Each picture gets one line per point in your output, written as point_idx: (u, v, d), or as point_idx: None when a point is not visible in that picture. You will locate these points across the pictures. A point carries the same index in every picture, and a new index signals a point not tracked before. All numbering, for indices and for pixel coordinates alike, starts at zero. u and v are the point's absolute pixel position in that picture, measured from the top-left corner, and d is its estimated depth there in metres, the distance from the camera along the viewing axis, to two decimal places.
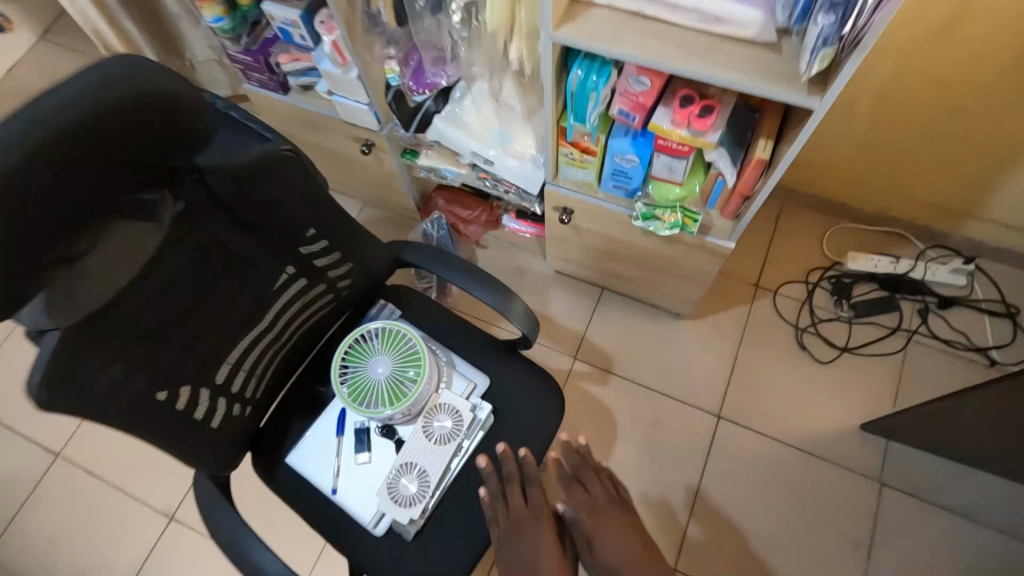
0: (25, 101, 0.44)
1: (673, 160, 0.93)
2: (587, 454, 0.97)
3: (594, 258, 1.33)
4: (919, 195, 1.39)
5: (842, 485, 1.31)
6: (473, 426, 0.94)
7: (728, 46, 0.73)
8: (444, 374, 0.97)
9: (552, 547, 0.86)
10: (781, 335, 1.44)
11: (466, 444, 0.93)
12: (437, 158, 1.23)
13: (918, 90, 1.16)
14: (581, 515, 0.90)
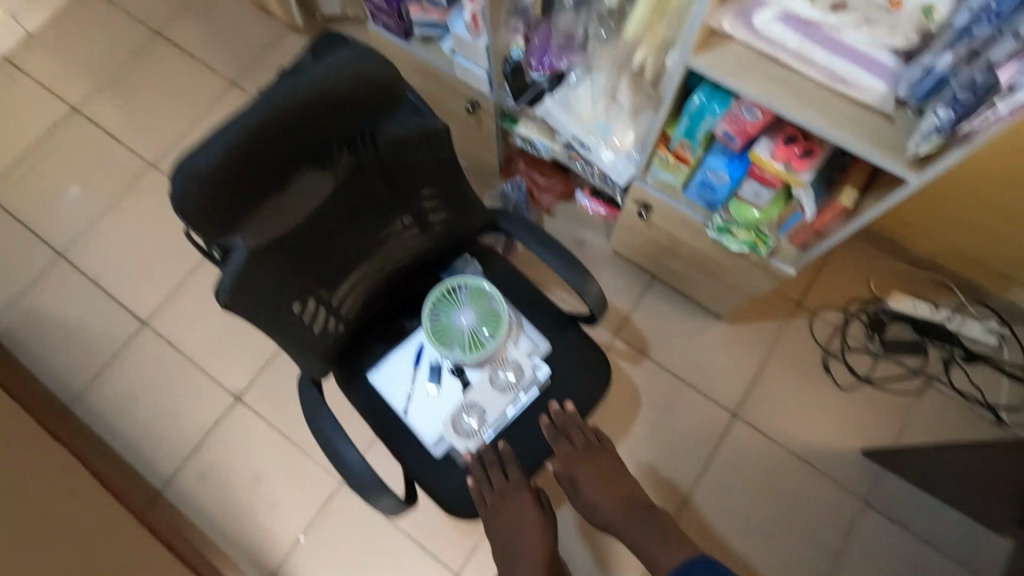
0: (281, 83, 0.59)
1: (761, 187, 1.02)
2: (573, 415, 1.06)
3: (655, 250, 1.42)
4: (975, 253, 1.45)
5: (832, 499, 1.43)
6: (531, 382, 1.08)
7: (846, 106, 0.80)
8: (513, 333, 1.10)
9: (530, 510, 1.05)
10: (809, 356, 1.54)
11: (522, 396, 1.08)
12: (535, 130, 1.30)
13: (1005, 157, 1.20)
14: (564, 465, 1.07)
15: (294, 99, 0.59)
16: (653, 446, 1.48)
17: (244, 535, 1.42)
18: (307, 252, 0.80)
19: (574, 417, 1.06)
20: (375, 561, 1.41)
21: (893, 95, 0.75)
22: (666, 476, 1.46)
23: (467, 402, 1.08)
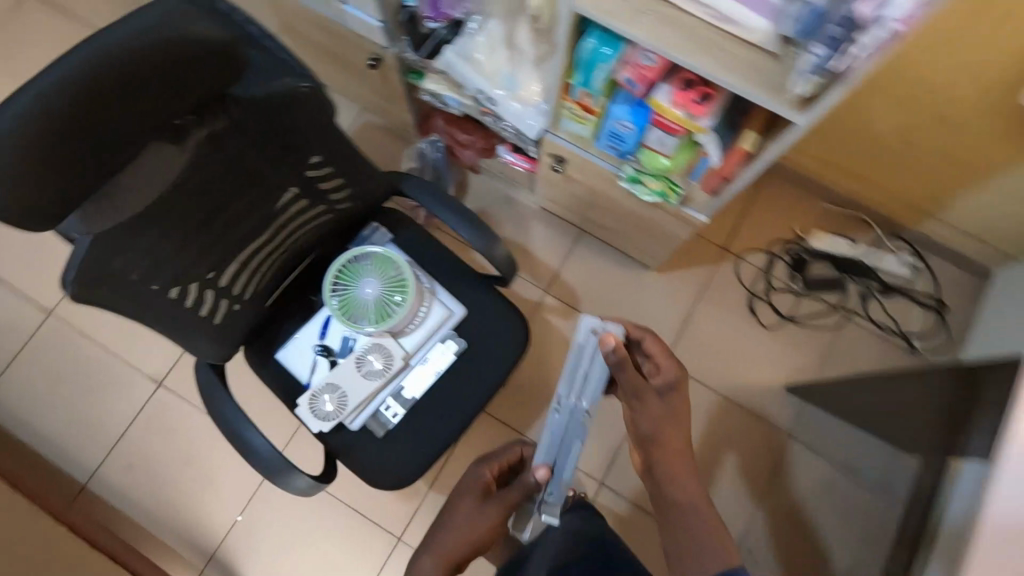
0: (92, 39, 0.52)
1: (666, 135, 0.99)
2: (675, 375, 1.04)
3: (578, 203, 1.40)
4: (881, 189, 1.47)
5: (756, 433, 1.50)
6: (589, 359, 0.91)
7: (730, 45, 0.76)
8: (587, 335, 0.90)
9: (431, 448, 1.05)
10: (737, 299, 1.56)
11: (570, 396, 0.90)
12: (442, 86, 1.23)
13: (891, 94, 1.21)
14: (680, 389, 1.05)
15: (103, 59, 0.52)
16: None
17: (182, 520, 1.40)
18: (176, 233, 0.75)
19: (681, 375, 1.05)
20: (314, 536, 1.40)
21: (777, 32, 0.73)
22: (594, 444, 1.48)
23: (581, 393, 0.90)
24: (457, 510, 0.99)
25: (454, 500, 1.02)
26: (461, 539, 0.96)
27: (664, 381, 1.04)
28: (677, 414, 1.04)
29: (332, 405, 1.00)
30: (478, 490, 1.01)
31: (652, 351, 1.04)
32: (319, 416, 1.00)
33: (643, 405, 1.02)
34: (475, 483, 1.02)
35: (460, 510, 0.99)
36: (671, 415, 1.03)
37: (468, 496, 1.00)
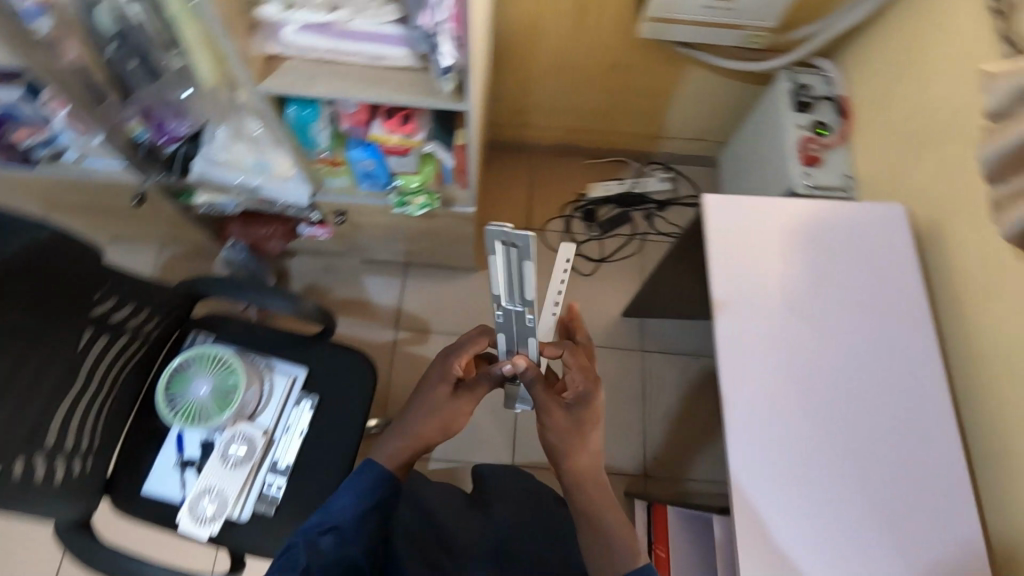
0: None
1: (401, 158, 1.18)
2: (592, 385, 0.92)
3: (383, 242, 1.56)
4: (610, 131, 1.80)
5: (618, 363, 1.69)
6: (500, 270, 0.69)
7: (394, 74, 0.96)
8: (492, 249, 0.64)
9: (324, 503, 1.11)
10: (555, 262, 1.78)
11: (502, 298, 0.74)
12: (213, 193, 1.31)
13: (563, 65, 1.53)
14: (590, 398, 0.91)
15: None
16: None
17: None
18: None
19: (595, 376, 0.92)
20: None
21: (415, 54, 0.93)
22: None
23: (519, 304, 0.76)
24: (426, 398, 0.94)
25: (417, 389, 0.96)
26: (433, 422, 0.93)
27: (577, 395, 0.91)
28: (586, 432, 0.91)
29: (212, 506, 1.06)
30: (445, 382, 0.94)
31: (567, 366, 0.92)
32: (203, 521, 1.05)
33: (554, 419, 0.90)
34: (444, 378, 0.94)
35: (432, 397, 0.94)
36: (575, 434, 0.90)
37: (440, 386, 0.94)
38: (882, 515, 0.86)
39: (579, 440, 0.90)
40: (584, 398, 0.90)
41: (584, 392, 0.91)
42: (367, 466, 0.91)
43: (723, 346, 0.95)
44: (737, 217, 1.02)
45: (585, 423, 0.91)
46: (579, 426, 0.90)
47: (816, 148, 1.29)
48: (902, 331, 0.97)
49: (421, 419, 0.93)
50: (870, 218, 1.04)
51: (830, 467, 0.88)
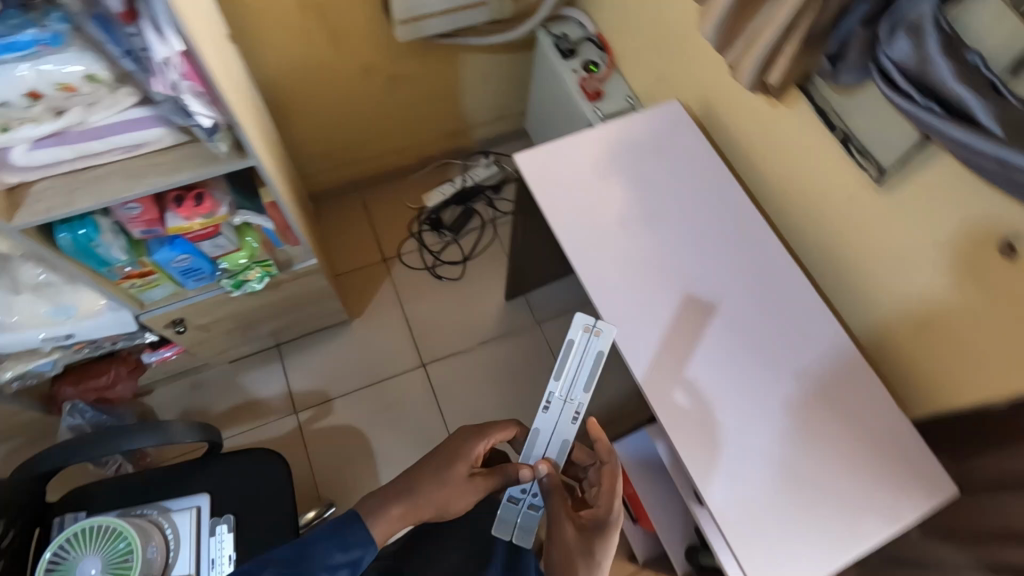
0: None
1: (214, 240, 1.10)
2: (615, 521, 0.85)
3: (241, 334, 1.46)
4: (420, 140, 1.82)
5: (521, 343, 1.73)
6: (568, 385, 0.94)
7: (159, 157, 0.90)
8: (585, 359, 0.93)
9: None
10: (423, 279, 1.79)
11: (581, 392, 0.92)
12: (19, 362, 1.18)
13: (344, 93, 1.52)
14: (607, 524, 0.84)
15: None
16: (402, 444, 1.58)
17: None
18: None
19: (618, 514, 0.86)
20: None
21: (172, 129, 0.88)
22: None
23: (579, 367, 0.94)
24: (444, 475, 0.87)
25: (434, 454, 0.90)
26: (438, 496, 0.86)
27: (596, 519, 0.85)
28: (593, 554, 0.81)
29: None
30: (469, 466, 0.89)
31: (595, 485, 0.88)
32: None
33: (564, 537, 0.81)
34: (465, 455, 0.90)
35: (449, 472, 0.88)
36: (578, 547, 0.81)
37: (465, 461, 0.89)
38: (770, 355, 0.96)
39: (582, 560, 0.80)
40: (603, 529, 0.83)
41: (608, 516, 0.85)
42: (354, 534, 0.76)
43: (586, 279, 1.01)
44: (546, 168, 1.08)
45: (594, 543, 0.82)
46: (585, 547, 0.81)
47: (596, 85, 1.42)
48: (719, 200, 1.09)
49: (429, 490, 0.86)
50: (653, 120, 1.15)
51: (706, 331, 0.97)
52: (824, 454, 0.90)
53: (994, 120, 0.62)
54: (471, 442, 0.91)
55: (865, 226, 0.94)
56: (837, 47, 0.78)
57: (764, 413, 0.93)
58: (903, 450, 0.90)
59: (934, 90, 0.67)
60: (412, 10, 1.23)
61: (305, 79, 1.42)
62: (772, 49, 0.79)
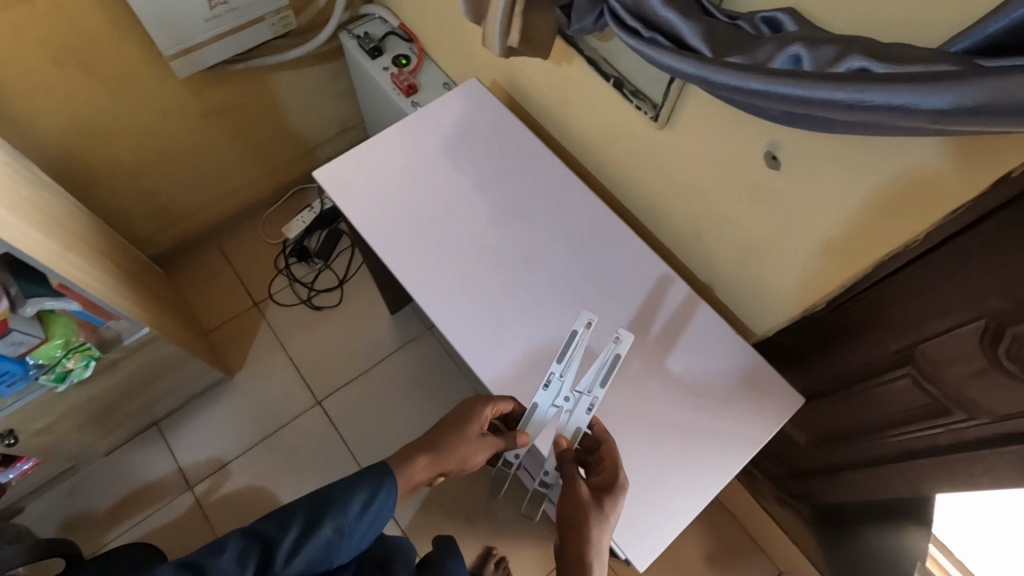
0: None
1: (6, 338, 0.97)
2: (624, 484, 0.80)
3: (99, 425, 1.34)
4: (262, 173, 1.73)
5: (416, 354, 1.68)
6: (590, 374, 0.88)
7: None
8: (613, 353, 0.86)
9: None
10: (302, 313, 1.72)
11: (599, 386, 0.85)
12: None
13: (150, 142, 1.40)
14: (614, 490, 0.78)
15: None
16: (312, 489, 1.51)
17: None
18: None
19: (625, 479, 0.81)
20: None
21: None
22: None
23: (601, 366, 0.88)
24: (452, 444, 0.85)
25: (450, 416, 0.89)
26: (438, 459, 0.86)
27: (605, 487, 0.79)
28: (606, 512, 0.76)
29: None
30: (481, 430, 0.86)
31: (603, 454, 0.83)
32: None
33: (576, 494, 0.77)
34: (470, 420, 0.86)
35: (461, 436, 0.85)
36: (589, 504, 0.76)
37: (475, 426, 0.86)
38: (606, 313, 0.95)
39: (594, 518, 0.75)
40: (616, 490, 0.77)
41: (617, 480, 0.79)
42: (377, 484, 0.82)
43: (402, 272, 0.97)
44: (347, 166, 1.05)
45: (606, 503, 0.76)
46: (599, 507, 0.76)
47: (409, 79, 1.36)
48: (532, 170, 1.07)
49: (437, 451, 0.86)
50: (455, 102, 1.14)
51: (533, 303, 0.96)
52: (665, 391, 0.90)
53: (702, 41, 0.62)
54: (474, 410, 0.86)
55: (659, 164, 0.94)
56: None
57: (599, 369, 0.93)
58: (744, 373, 0.91)
59: (651, 21, 0.66)
60: (183, 43, 1.16)
61: (98, 138, 1.31)
62: (508, 19, 0.76)
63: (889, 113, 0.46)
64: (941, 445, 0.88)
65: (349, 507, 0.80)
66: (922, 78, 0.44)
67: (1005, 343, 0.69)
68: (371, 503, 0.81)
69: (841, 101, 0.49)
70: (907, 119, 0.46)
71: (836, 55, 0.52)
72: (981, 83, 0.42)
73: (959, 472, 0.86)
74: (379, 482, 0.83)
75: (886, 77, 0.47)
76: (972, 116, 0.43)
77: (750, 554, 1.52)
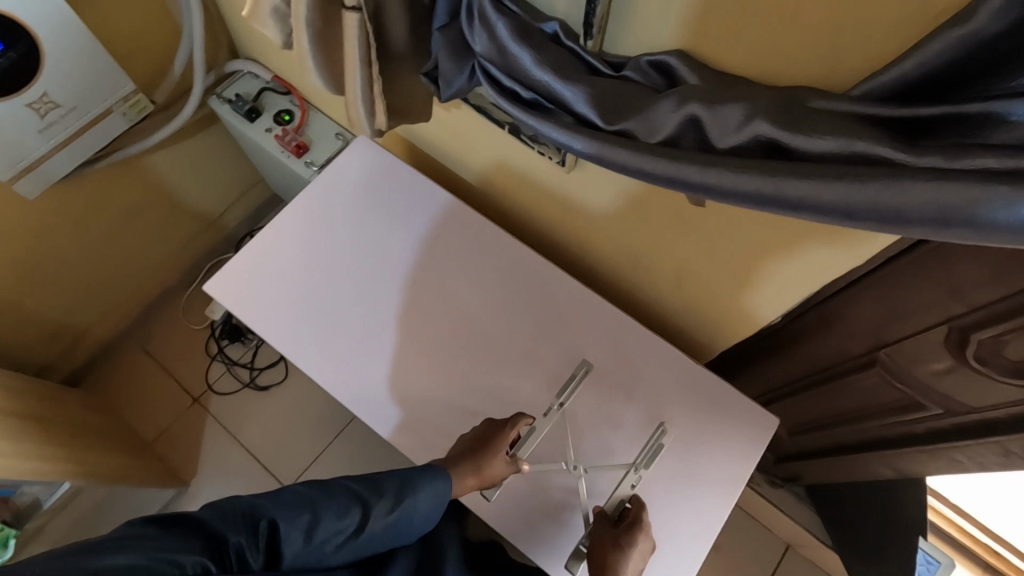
0: None
1: None
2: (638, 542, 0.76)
3: None
4: (166, 258, 1.58)
5: None
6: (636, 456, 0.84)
7: None
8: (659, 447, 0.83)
9: None
10: (247, 397, 1.60)
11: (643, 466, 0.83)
12: None
13: (22, 265, 1.25)
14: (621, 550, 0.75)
15: None
16: None
17: None
18: None
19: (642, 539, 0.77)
20: None
21: None
22: None
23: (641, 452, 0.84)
24: (485, 458, 0.80)
25: (475, 433, 0.84)
26: (478, 470, 0.80)
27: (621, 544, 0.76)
28: (628, 556, 0.75)
29: None
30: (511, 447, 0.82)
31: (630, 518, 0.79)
32: None
33: (599, 537, 0.78)
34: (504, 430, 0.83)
35: (495, 450, 0.81)
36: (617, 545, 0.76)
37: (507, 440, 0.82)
38: (548, 371, 0.90)
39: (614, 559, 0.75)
40: (639, 532, 0.77)
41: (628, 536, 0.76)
42: (440, 473, 0.80)
43: (338, 391, 0.89)
44: (246, 281, 0.94)
45: (627, 546, 0.75)
46: (621, 550, 0.75)
47: (296, 137, 1.24)
48: (447, 227, 0.98)
49: (476, 469, 0.80)
50: (345, 165, 1.01)
51: (473, 379, 0.89)
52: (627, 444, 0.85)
53: (590, 107, 0.53)
54: (506, 425, 0.83)
55: (586, 198, 0.87)
56: (431, 63, 0.65)
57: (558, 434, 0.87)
58: (713, 402, 0.87)
59: (527, 83, 0.57)
60: (19, 163, 1.02)
61: None
62: (367, 97, 0.67)
63: (815, 214, 0.42)
64: (918, 433, 0.84)
65: (421, 488, 0.78)
66: (850, 174, 0.40)
67: (970, 348, 0.64)
68: (437, 486, 0.79)
69: (762, 200, 0.44)
70: (835, 218, 0.42)
71: (744, 118, 0.45)
72: (910, 183, 0.37)
73: (944, 458, 0.83)
74: (445, 470, 0.80)
75: (807, 169, 0.42)
76: (902, 220, 0.38)
77: (754, 533, 1.51)
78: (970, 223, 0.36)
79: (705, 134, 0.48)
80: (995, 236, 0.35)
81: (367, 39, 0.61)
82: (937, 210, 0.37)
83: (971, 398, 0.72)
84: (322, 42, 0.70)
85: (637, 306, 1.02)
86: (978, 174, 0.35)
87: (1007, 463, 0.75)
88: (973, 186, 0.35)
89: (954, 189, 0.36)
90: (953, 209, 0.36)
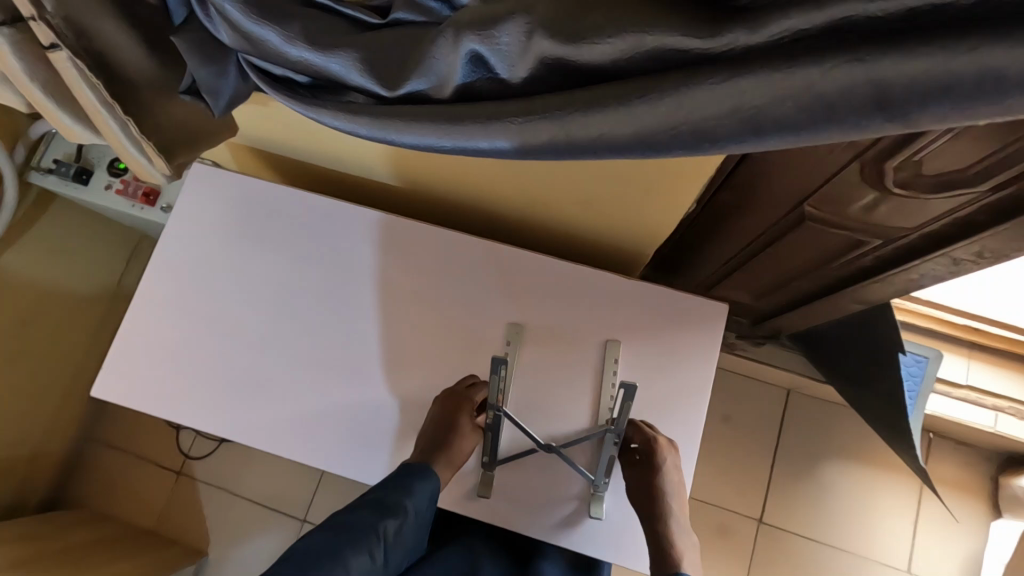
0: None
1: None
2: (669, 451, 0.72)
3: None
4: (86, 351, 1.46)
5: None
6: (599, 387, 0.79)
7: None
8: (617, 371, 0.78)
9: None
10: (229, 451, 1.55)
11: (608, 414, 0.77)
12: None
13: None
14: (666, 470, 0.71)
15: None
16: None
17: None
18: None
19: (666, 453, 0.72)
20: None
21: None
22: None
23: (598, 382, 0.79)
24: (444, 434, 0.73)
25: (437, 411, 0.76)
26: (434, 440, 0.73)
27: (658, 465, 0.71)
28: (664, 484, 0.71)
29: None
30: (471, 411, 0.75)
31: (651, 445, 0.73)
32: None
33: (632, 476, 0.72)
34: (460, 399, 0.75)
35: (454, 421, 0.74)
36: (643, 482, 0.72)
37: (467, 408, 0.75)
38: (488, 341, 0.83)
39: (654, 485, 0.71)
40: (666, 451, 0.72)
41: (663, 458, 0.71)
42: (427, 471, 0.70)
43: (278, 447, 0.81)
44: (134, 369, 0.83)
45: (667, 467, 0.71)
46: (654, 475, 0.71)
47: (139, 184, 1.11)
48: (329, 231, 0.86)
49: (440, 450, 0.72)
50: (192, 205, 0.88)
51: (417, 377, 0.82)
52: (591, 391, 0.79)
53: (367, 76, 0.43)
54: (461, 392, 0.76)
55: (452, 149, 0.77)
56: (187, 77, 0.52)
57: (522, 409, 0.79)
58: (661, 314, 0.80)
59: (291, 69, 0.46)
60: None
61: None
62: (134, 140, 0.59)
63: (639, 148, 0.40)
64: (869, 266, 0.81)
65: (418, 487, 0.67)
66: (671, 88, 0.37)
67: (889, 176, 0.59)
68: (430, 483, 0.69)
69: (594, 149, 0.41)
70: (660, 145, 0.39)
71: (523, 43, 0.39)
72: (722, 86, 0.36)
73: (898, 282, 0.80)
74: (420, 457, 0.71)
75: (620, 96, 0.39)
76: (762, 130, 0.37)
77: (755, 390, 1.53)
78: (789, 124, 0.36)
79: (495, 72, 0.42)
80: (807, 134, 0.36)
81: (87, 77, 0.51)
82: (741, 111, 0.36)
83: (908, 220, 0.67)
84: (59, 92, 0.56)
85: (556, 236, 0.94)
86: (777, 51, 0.34)
87: (957, 270, 0.71)
88: (780, 77, 0.34)
89: (764, 85, 0.35)
90: (757, 107, 0.36)
